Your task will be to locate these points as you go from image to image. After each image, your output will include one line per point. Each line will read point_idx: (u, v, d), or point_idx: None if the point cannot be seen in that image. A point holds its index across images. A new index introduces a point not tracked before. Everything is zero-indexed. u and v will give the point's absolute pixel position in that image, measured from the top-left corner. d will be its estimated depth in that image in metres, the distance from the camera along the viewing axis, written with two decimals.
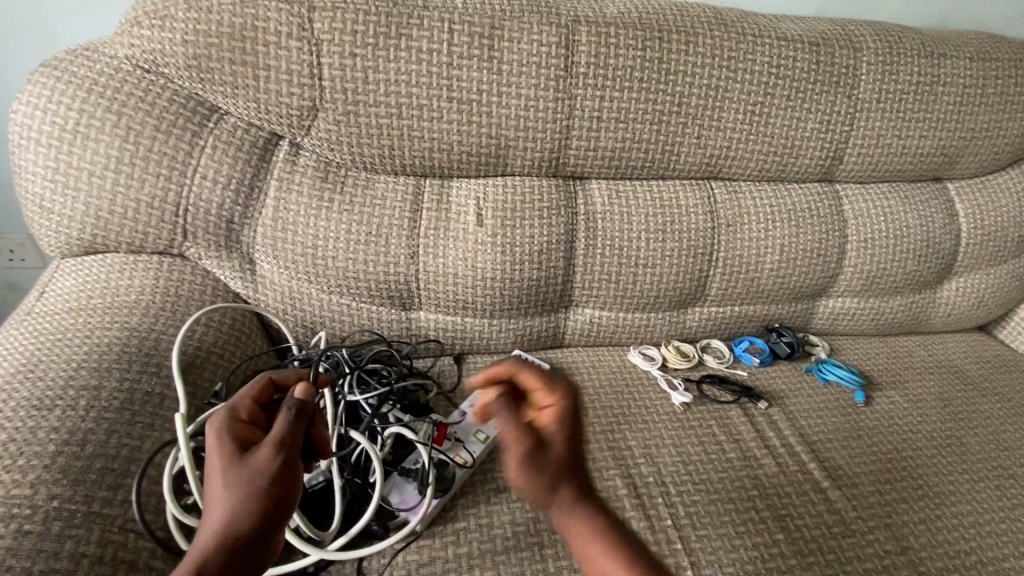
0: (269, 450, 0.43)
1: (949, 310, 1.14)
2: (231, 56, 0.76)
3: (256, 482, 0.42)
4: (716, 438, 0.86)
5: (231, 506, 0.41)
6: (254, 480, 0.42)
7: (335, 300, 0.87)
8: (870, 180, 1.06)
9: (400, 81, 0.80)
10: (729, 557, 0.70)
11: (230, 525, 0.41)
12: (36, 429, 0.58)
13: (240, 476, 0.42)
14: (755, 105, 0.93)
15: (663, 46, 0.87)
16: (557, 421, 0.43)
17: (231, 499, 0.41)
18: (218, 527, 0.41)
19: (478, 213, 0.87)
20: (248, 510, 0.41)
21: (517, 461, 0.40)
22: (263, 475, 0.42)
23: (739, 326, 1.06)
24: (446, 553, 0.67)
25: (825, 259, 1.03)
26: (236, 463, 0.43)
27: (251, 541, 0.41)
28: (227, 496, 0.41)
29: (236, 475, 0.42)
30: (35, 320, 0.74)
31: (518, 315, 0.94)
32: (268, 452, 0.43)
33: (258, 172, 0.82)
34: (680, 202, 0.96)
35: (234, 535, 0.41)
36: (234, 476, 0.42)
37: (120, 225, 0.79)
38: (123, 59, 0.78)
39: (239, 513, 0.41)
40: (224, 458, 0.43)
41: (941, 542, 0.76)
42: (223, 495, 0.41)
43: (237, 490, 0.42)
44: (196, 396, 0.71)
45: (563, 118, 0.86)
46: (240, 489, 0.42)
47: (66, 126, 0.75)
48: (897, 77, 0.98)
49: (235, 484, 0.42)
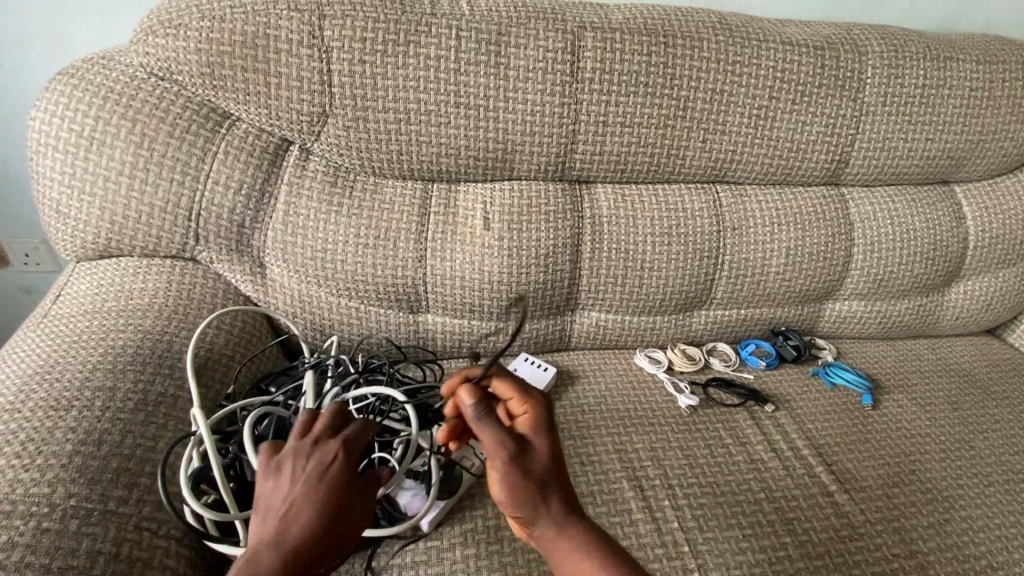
0: (330, 461, 0.51)
1: (958, 313, 1.14)
2: (243, 64, 0.77)
3: (323, 490, 0.49)
4: (723, 441, 0.86)
5: (301, 513, 0.48)
6: (321, 487, 0.49)
7: (344, 302, 0.88)
8: (876, 184, 1.07)
9: (408, 88, 0.81)
10: (736, 559, 0.70)
11: (299, 531, 0.47)
12: (54, 429, 0.59)
13: (333, 499, 0.50)
14: (760, 109, 0.93)
15: (668, 51, 0.88)
16: (534, 437, 0.49)
17: (294, 512, 0.48)
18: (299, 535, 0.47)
19: (485, 216, 0.88)
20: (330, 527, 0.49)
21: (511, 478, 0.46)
22: (333, 484, 0.50)
23: (745, 329, 1.06)
24: (455, 553, 0.67)
25: (832, 262, 1.03)
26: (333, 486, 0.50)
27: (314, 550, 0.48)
28: (283, 507, 0.48)
29: (302, 489, 0.49)
30: (51, 323, 0.75)
31: (524, 318, 0.94)
32: (336, 464, 0.51)
33: (269, 177, 0.83)
34: (686, 205, 0.97)
35: (303, 539, 0.47)
36: (299, 492, 0.49)
37: (135, 229, 0.81)
38: (137, 67, 0.79)
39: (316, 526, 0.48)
40: (320, 479, 0.50)
41: (951, 546, 0.76)
42: (286, 507, 0.48)
43: (305, 498, 0.48)
44: (208, 398, 0.72)
45: (569, 123, 0.87)
46: (309, 497, 0.49)
47: (82, 133, 0.77)
48: (902, 81, 0.98)
49: (300, 496, 0.48)
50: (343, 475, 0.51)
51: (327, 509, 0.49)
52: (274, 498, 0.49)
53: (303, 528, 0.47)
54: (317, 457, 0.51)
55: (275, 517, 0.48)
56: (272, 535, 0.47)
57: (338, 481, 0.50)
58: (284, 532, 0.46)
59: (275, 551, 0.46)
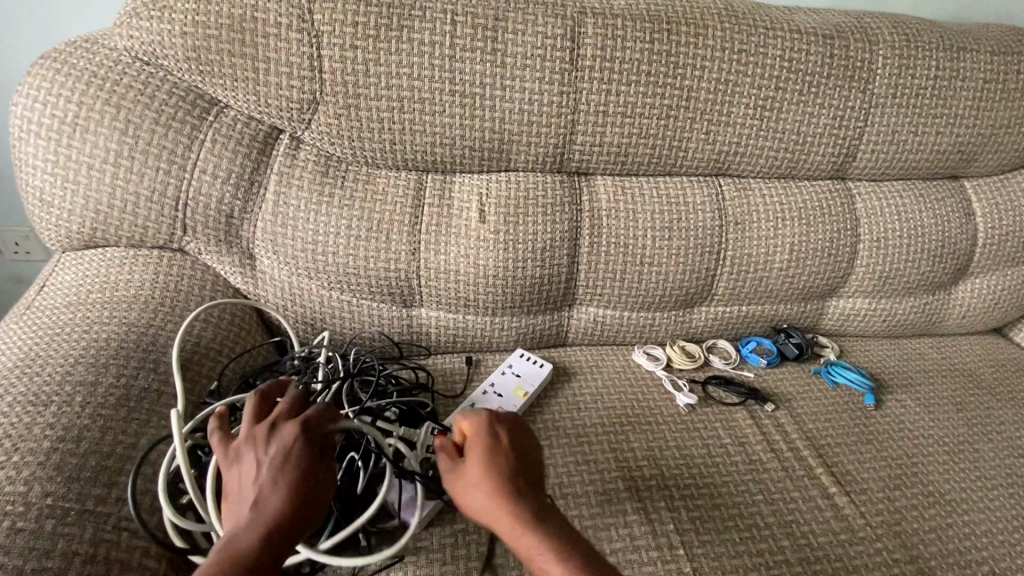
0: (289, 440, 0.51)
1: (964, 312, 1.11)
2: (231, 49, 0.75)
3: (288, 468, 0.49)
4: (721, 441, 0.84)
5: (269, 493, 0.47)
6: (284, 467, 0.49)
7: (336, 296, 0.86)
8: (884, 178, 1.04)
9: (401, 75, 0.78)
10: (732, 563, 0.69)
11: (272, 510, 0.47)
12: (31, 425, 0.58)
13: (301, 475, 0.49)
14: (766, 101, 0.90)
15: (672, 38, 0.85)
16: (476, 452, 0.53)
17: (261, 494, 0.47)
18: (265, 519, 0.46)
19: (480, 209, 0.86)
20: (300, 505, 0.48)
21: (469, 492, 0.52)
22: (298, 460, 0.50)
23: (746, 326, 1.04)
24: (444, 555, 0.66)
25: (837, 259, 1.01)
26: (292, 463, 0.49)
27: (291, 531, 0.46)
28: (251, 493, 0.48)
29: (267, 473, 0.48)
30: (35, 314, 0.73)
31: (521, 313, 0.92)
32: (296, 441, 0.51)
33: (259, 166, 0.81)
34: (688, 199, 0.94)
35: (275, 514, 0.46)
36: (263, 475, 0.48)
37: (120, 219, 0.79)
38: (123, 51, 0.77)
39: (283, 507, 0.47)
40: (277, 462, 0.49)
41: (952, 551, 0.74)
42: (254, 492, 0.48)
43: (272, 479, 0.48)
44: (194, 393, 0.70)
45: (568, 112, 0.84)
46: (276, 477, 0.48)
47: (65, 119, 0.75)
48: (914, 72, 0.95)
49: (266, 480, 0.48)
50: (308, 449, 0.51)
51: (295, 485, 0.48)
52: (241, 487, 0.48)
53: (275, 508, 0.47)
54: (277, 440, 0.51)
55: (244, 503, 0.47)
56: (246, 520, 0.46)
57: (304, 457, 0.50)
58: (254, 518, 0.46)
59: (249, 532, 0.45)
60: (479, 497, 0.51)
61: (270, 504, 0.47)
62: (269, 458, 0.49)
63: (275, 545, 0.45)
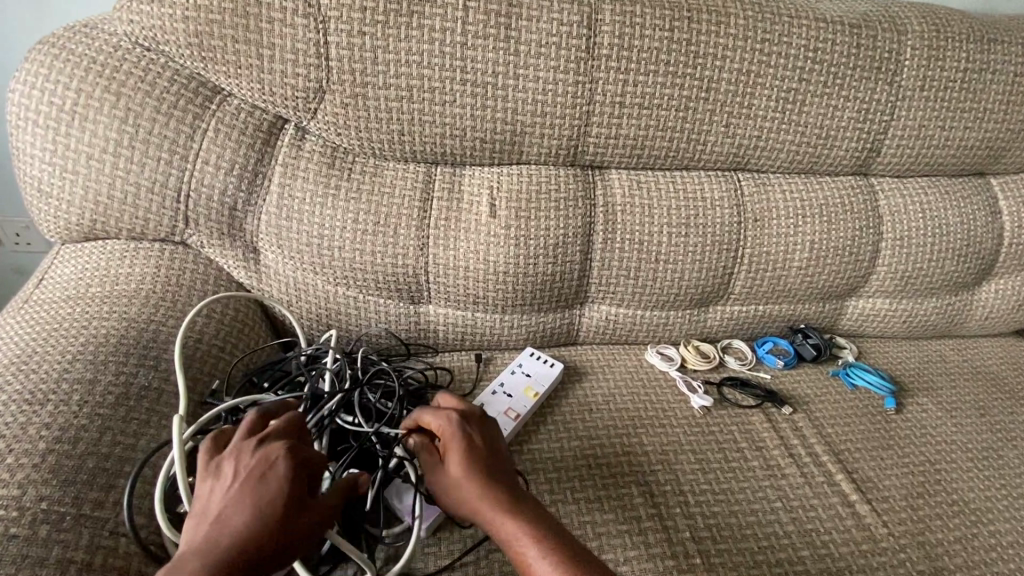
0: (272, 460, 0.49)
1: (987, 314, 1.08)
2: (234, 34, 0.72)
3: (259, 487, 0.47)
4: (737, 445, 0.81)
5: (237, 510, 0.46)
6: (259, 484, 0.47)
7: (341, 292, 0.84)
8: (908, 174, 1.00)
9: (411, 62, 0.75)
10: (750, 573, 0.66)
11: (232, 527, 0.45)
12: (27, 425, 0.56)
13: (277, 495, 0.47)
14: (789, 93, 0.87)
15: (693, 27, 0.81)
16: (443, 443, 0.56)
17: (228, 510, 0.46)
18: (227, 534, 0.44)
19: (491, 203, 0.83)
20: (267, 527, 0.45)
21: (443, 485, 0.54)
22: (274, 484, 0.48)
23: (763, 326, 1.01)
24: (452, 561, 0.64)
25: (858, 257, 0.97)
26: (270, 482, 0.48)
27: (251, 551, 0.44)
28: (217, 507, 0.46)
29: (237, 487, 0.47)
30: (32, 309, 0.71)
31: (531, 310, 0.89)
32: (277, 462, 0.49)
33: (263, 157, 0.78)
34: (705, 194, 0.91)
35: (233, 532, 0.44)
36: (236, 490, 0.47)
37: (120, 211, 0.76)
38: (122, 37, 0.74)
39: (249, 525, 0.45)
40: (255, 477, 0.48)
41: (978, 562, 0.71)
42: (220, 507, 0.46)
43: (240, 497, 0.46)
44: (195, 391, 0.68)
45: (584, 103, 0.81)
46: (247, 495, 0.46)
47: (63, 107, 0.72)
48: (943, 64, 0.91)
49: (237, 496, 0.46)
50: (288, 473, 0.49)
51: (265, 508, 0.46)
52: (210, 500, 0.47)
53: (235, 528, 0.44)
54: (261, 456, 0.49)
55: (209, 517, 0.45)
56: (204, 537, 0.44)
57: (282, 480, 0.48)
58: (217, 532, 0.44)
59: (199, 550, 0.42)
60: (453, 488, 0.54)
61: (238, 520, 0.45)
62: (248, 472, 0.48)
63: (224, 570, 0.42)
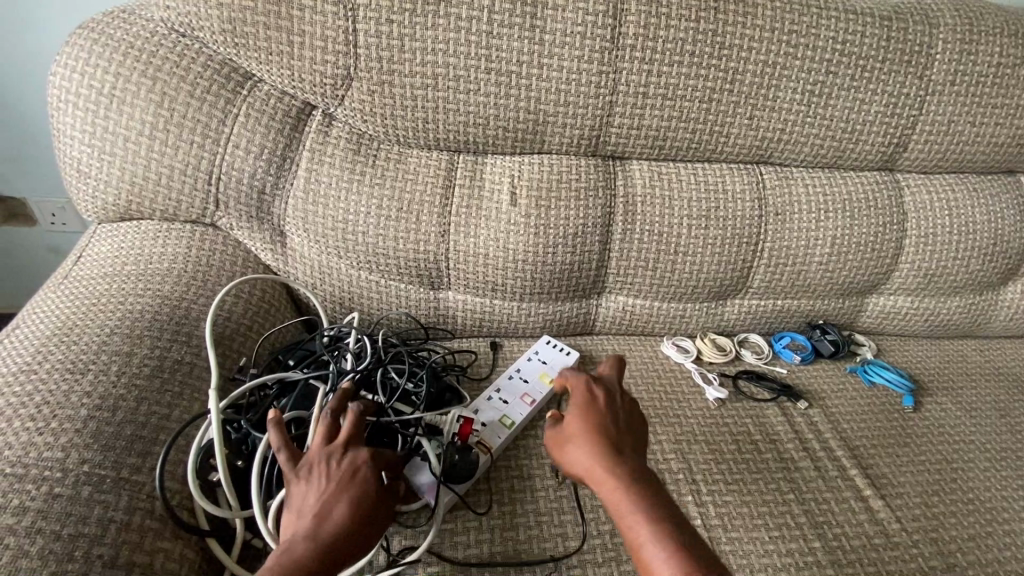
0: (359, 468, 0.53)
1: (1013, 314, 1.06)
2: (267, 21, 0.74)
3: (354, 492, 0.51)
4: (752, 438, 0.82)
5: (337, 513, 0.49)
6: (350, 486, 0.51)
7: (365, 276, 0.86)
8: (935, 171, 0.99)
9: (437, 50, 0.76)
10: (761, 561, 0.67)
11: (332, 526, 0.49)
12: (69, 393, 0.59)
13: (364, 497, 0.51)
14: (815, 85, 0.86)
15: (720, 17, 0.81)
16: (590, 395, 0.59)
17: (328, 512, 0.49)
18: (325, 531, 0.48)
19: (511, 192, 0.84)
20: (355, 527, 0.50)
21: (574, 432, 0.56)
22: (366, 489, 0.52)
23: (781, 321, 1.01)
24: (468, 538, 0.66)
25: (880, 254, 0.96)
26: (358, 485, 0.51)
27: (344, 549, 0.48)
28: (313, 507, 0.49)
29: (332, 488, 0.51)
30: (73, 284, 0.74)
31: (549, 299, 0.91)
32: (364, 470, 0.53)
33: (291, 142, 0.80)
34: (726, 187, 0.91)
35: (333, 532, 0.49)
36: (336, 495, 0.50)
37: (155, 191, 0.79)
38: (159, 22, 0.76)
39: (342, 526, 0.49)
40: (344, 478, 0.52)
41: (992, 560, 0.71)
42: (317, 506, 0.49)
43: (337, 499, 0.50)
44: (224, 367, 0.71)
45: (607, 93, 0.82)
46: (346, 500, 0.50)
47: (102, 90, 0.75)
48: (975, 58, 0.89)
49: (331, 494, 0.50)
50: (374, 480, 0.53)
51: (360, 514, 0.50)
52: (305, 497, 0.50)
53: (332, 526, 0.49)
54: (348, 459, 0.53)
55: (305, 513, 0.49)
56: (306, 533, 0.48)
57: (371, 488, 0.52)
58: (317, 529, 0.48)
59: (307, 546, 0.47)
60: (586, 435, 0.55)
61: (336, 521, 0.49)
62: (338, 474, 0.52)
63: (325, 566, 0.47)
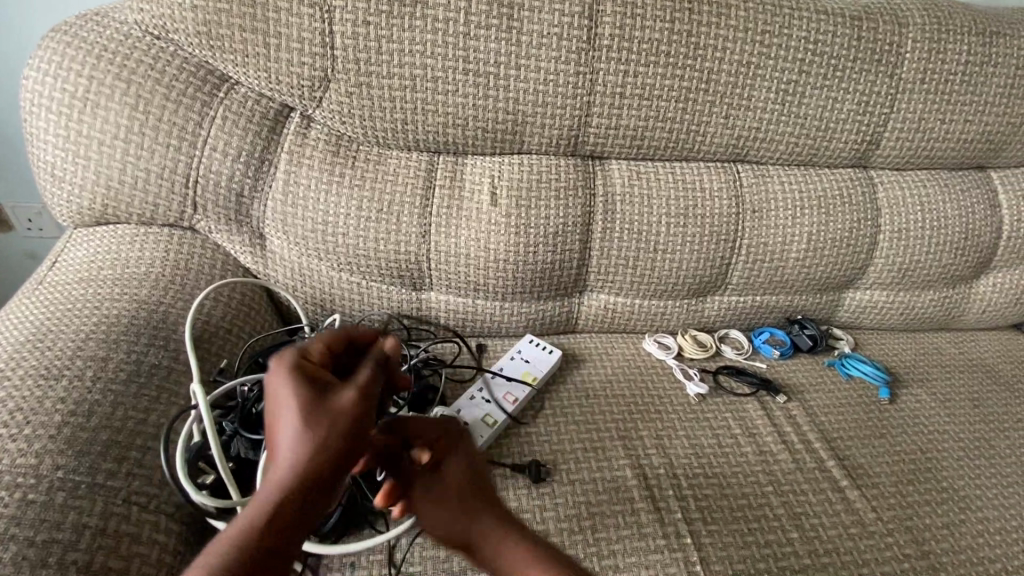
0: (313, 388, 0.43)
1: (985, 306, 1.09)
2: (241, 24, 0.74)
3: (302, 424, 0.41)
4: (731, 431, 0.83)
5: (285, 442, 0.40)
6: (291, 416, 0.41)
7: (346, 278, 0.86)
8: (908, 168, 1.01)
9: (414, 52, 0.77)
10: (739, 553, 0.68)
11: (293, 471, 0.40)
12: (43, 399, 0.58)
13: (301, 422, 0.41)
14: (789, 84, 0.87)
15: (693, 17, 0.82)
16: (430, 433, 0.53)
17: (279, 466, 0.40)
18: (275, 487, 0.39)
19: (492, 192, 0.84)
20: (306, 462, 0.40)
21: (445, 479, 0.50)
22: (300, 397, 0.42)
23: (760, 317, 1.02)
24: None
25: (856, 249, 0.98)
26: (295, 417, 0.41)
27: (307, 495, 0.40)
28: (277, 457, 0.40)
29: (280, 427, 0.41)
30: (46, 290, 0.74)
31: (531, 298, 0.91)
32: (314, 388, 0.43)
33: (268, 145, 0.80)
34: (704, 185, 0.92)
35: (297, 479, 0.39)
36: (277, 424, 0.41)
37: (131, 195, 0.78)
38: (133, 25, 0.76)
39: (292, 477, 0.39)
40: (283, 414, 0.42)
41: (964, 548, 0.73)
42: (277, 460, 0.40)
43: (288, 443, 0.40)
44: (203, 370, 0.70)
45: (584, 93, 0.82)
46: (290, 422, 0.41)
47: (75, 93, 0.74)
48: (944, 58, 0.91)
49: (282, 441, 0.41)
50: (311, 392, 0.42)
51: (310, 433, 0.40)
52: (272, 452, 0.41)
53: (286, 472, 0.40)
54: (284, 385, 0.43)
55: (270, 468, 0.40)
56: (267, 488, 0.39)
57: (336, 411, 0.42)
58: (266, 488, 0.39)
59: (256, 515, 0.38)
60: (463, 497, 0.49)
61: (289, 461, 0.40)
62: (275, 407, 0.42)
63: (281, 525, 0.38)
